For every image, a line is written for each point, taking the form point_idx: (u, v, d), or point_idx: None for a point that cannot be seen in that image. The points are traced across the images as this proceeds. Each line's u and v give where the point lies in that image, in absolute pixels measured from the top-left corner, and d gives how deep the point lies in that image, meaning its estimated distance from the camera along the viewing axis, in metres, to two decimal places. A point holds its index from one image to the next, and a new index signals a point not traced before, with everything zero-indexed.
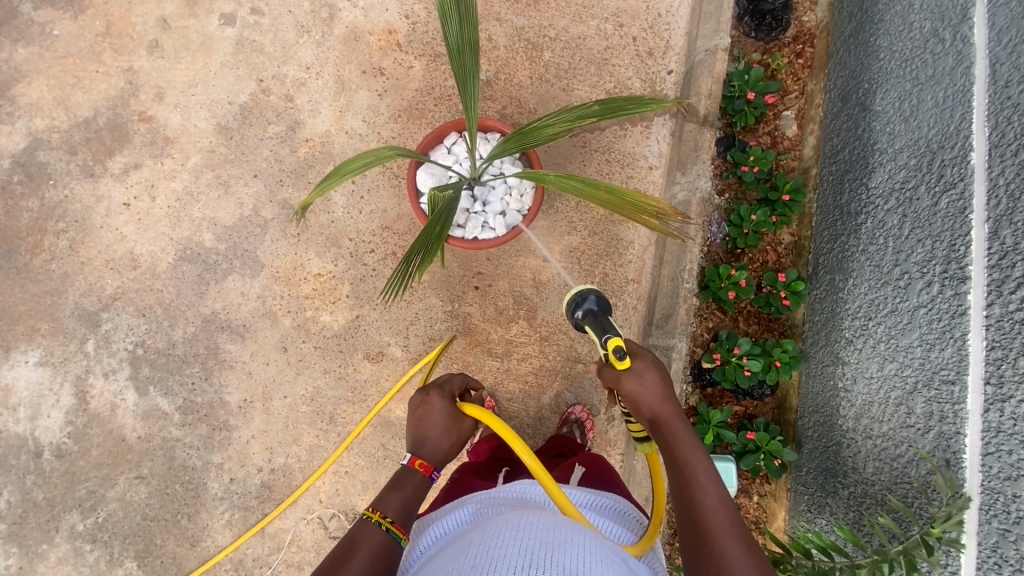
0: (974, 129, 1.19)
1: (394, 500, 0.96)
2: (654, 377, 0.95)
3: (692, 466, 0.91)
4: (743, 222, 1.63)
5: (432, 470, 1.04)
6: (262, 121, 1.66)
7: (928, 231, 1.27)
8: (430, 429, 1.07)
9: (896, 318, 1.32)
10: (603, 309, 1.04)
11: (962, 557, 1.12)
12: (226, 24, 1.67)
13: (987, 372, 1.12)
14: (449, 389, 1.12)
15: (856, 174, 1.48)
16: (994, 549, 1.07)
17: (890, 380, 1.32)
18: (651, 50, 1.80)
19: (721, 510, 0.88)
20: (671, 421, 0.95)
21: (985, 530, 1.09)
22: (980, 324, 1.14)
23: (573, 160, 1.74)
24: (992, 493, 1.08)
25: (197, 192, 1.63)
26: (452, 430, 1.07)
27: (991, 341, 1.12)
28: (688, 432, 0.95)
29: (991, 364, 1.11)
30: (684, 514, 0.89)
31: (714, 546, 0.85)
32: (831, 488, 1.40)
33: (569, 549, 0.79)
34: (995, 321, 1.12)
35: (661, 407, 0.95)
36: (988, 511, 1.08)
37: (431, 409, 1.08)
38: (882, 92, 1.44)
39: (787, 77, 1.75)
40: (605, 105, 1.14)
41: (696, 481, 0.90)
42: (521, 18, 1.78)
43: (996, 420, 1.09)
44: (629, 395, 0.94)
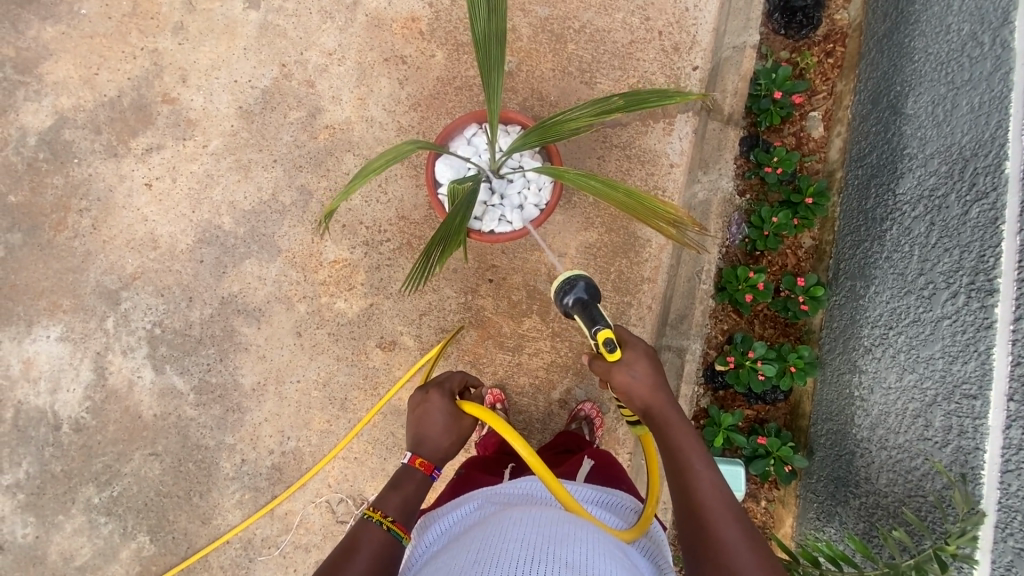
0: (1010, 137, 1.16)
1: (395, 499, 0.97)
2: (644, 368, 0.94)
3: (689, 456, 0.90)
4: (764, 224, 1.60)
5: (433, 469, 1.04)
6: (283, 106, 1.66)
7: (956, 240, 1.24)
8: (432, 424, 1.07)
9: (917, 328, 1.29)
10: (592, 297, 1.03)
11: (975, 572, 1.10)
12: (251, 7, 1.68)
13: (1011, 387, 1.10)
14: (449, 387, 1.12)
15: (883, 179, 1.45)
16: (1008, 568, 1.06)
17: (908, 391, 1.29)
18: (677, 45, 1.76)
19: (718, 498, 0.88)
20: (664, 411, 0.94)
21: (999, 549, 1.07)
22: (1006, 339, 1.11)
23: (593, 155, 1.72)
24: (1010, 512, 1.07)
25: (217, 175, 1.64)
26: (454, 429, 1.07)
27: (1017, 356, 1.09)
28: (683, 423, 0.94)
29: (1015, 380, 1.09)
30: (681, 505, 0.89)
31: (714, 536, 0.84)
32: (842, 496, 1.39)
33: (571, 543, 0.79)
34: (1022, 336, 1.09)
35: (653, 397, 0.94)
36: (1005, 530, 1.07)
37: (431, 407, 1.09)
38: (915, 96, 1.40)
39: (816, 77, 1.71)
40: (629, 100, 1.12)
41: (693, 471, 0.89)
42: (545, 8, 1.76)
43: (1018, 437, 1.07)
44: (620, 388, 0.94)
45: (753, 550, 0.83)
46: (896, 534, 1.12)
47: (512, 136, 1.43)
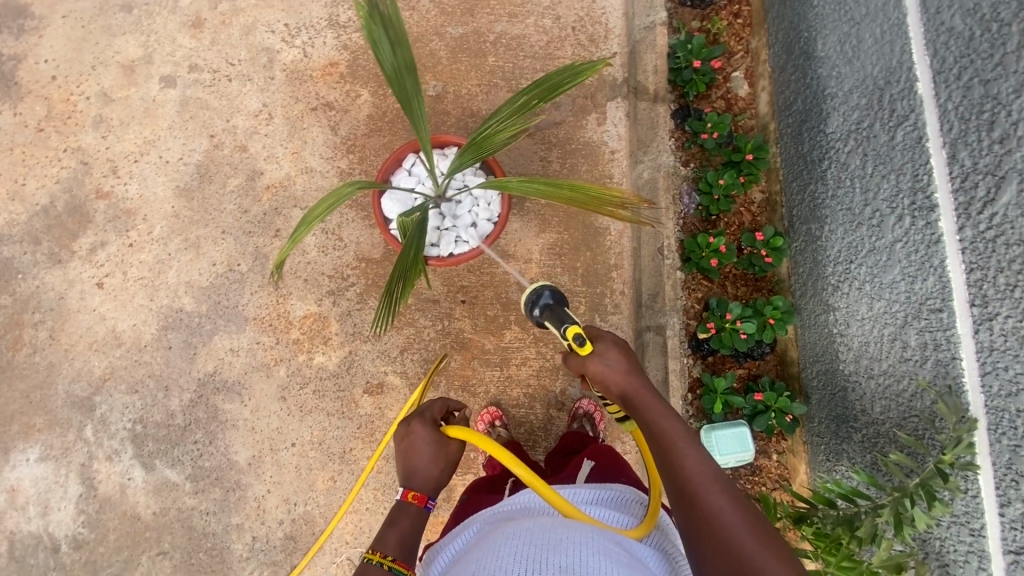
0: (915, 60, 1.19)
1: (393, 537, 0.96)
2: (616, 355, 0.95)
3: (668, 433, 0.90)
4: (713, 188, 1.66)
5: (427, 499, 1.03)
6: (220, 175, 1.66)
7: (891, 165, 1.26)
8: (417, 455, 1.06)
9: (876, 257, 1.30)
10: (559, 302, 1.05)
11: (980, 479, 1.02)
12: (168, 86, 1.72)
13: (971, 293, 1.06)
14: (431, 415, 1.11)
15: (812, 122, 1.55)
16: (1009, 467, 0.98)
17: (881, 318, 1.29)
18: (592, 37, 1.81)
19: (704, 470, 0.87)
20: (641, 394, 0.94)
21: (997, 450, 1.00)
22: (956, 250, 1.09)
23: (536, 158, 1.74)
24: (997, 412, 1.00)
25: (168, 258, 1.61)
26: (440, 455, 1.06)
27: (969, 263, 1.06)
28: (659, 402, 0.93)
29: (973, 286, 1.05)
30: (670, 485, 0.89)
31: (701, 508, 0.84)
32: (845, 433, 1.39)
33: (567, 547, 0.79)
34: (969, 244, 1.06)
35: (628, 381, 0.94)
36: (997, 430, 1.00)
37: (416, 438, 1.07)
38: (822, 38, 1.51)
39: (730, 39, 1.89)
40: (542, 89, 1.13)
41: (675, 449, 0.89)
42: (458, 28, 1.80)
43: (988, 339, 1.02)
44: (599, 378, 0.94)
45: (740, 513, 0.83)
46: (894, 455, 1.08)
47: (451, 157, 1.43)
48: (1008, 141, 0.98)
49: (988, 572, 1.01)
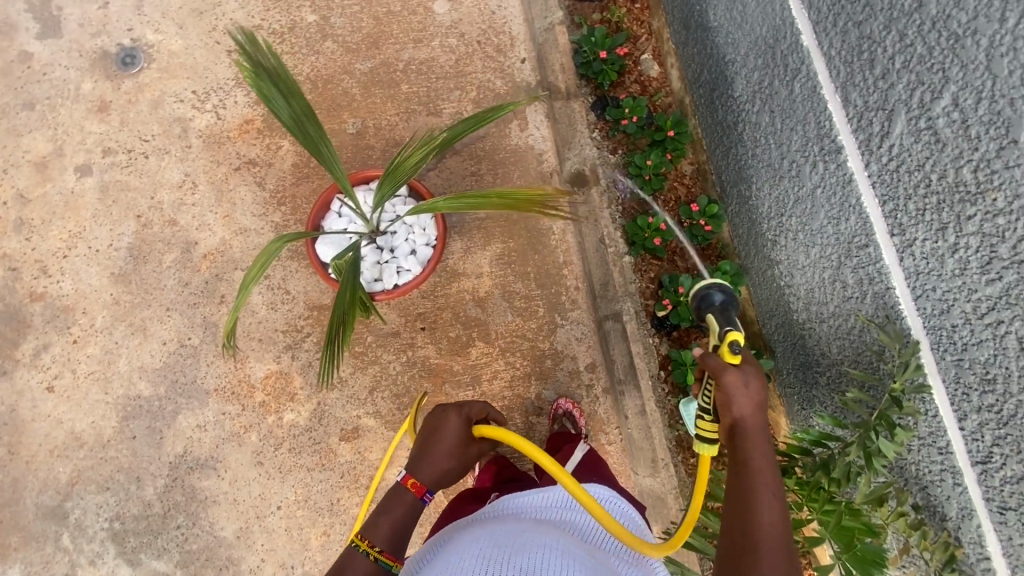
0: (795, 15, 1.24)
1: (384, 526, 1.01)
2: (757, 383, 0.91)
3: (762, 487, 0.88)
4: (643, 169, 1.71)
5: (425, 492, 1.07)
6: (154, 254, 1.63)
7: (796, 117, 1.31)
8: (437, 443, 1.11)
9: (801, 206, 1.34)
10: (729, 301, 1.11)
11: (935, 397, 1.04)
12: (85, 175, 1.69)
13: (889, 224, 1.09)
14: (469, 412, 1.15)
15: (721, 89, 1.61)
16: (959, 382, 0.99)
17: (819, 263, 1.32)
18: (499, 47, 1.84)
19: (775, 533, 0.85)
20: (758, 436, 0.90)
21: (945, 368, 1.01)
22: (868, 186, 1.12)
23: (468, 173, 1.76)
24: (937, 330, 1.02)
25: (116, 347, 1.57)
26: (456, 453, 1.11)
27: (881, 195, 1.10)
28: (768, 457, 0.90)
29: (890, 217, 1.08)
30: (733, 527, 0.87)
31: (753, 565, 0.82)
32: (813, 379, 1.42)
33: (528, 551, 0.81)
34: (877, 178, 1.10)
35: (754, 417, 0.90)
36: (940, 348, 1.02)
37: (445, 428, 1.12)
38: (712, 9, 1.58)
39: (632, 24, 1.96)
40: (470, 120, 1.18)
41: (760, 504, 0.87)
42: (366, 63, 1.81)
43: (913, 264, 1.05)
44: (726, 389, 0.90)
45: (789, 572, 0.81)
46: (850, 393, 1.10)
47: (370, 192, 1.42)
48: (888, 74, 1.02)
49: (964, 485, 1.02)
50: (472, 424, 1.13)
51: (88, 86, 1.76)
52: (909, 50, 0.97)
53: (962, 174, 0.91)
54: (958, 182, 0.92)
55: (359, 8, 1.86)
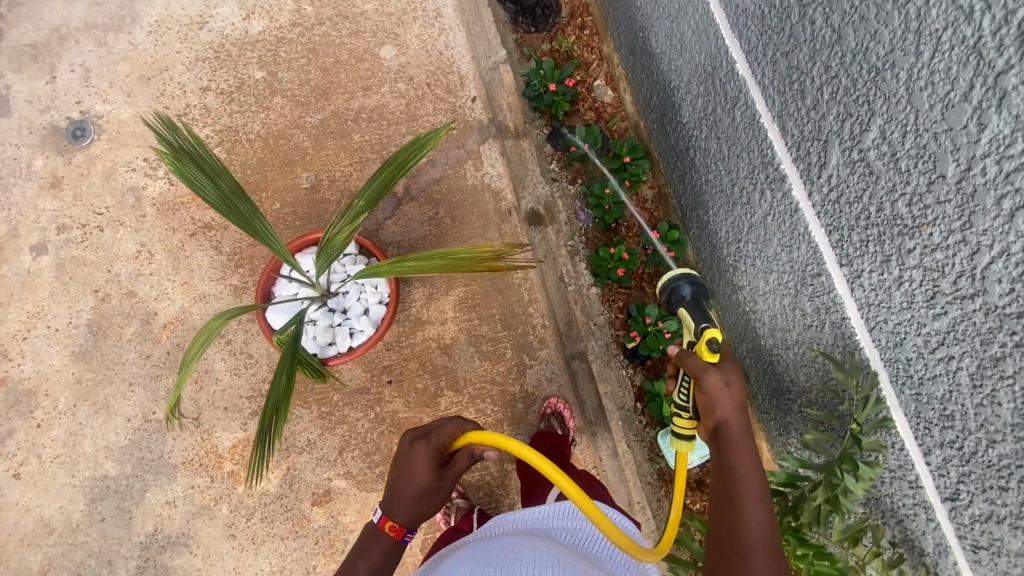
0: (728, 44, 1.22)
1: (364, 565, 1.03)
2: (736, 380, 0.96)
3: (746, 484, 0.90)
4: (602, 199, 1.67)
5: (403, 531, 1.05)
6: (114, 328, 1.61)
7: (740, 144, 1.29)
8: (413, 479, 1.04)
9: (756, 232, 1.32)
10: (696, 293, 1.13)
11: (899, 431, 1.01)
12: (40, 253, 1.67)
13: (838, 253, 1.06)
14: (439, 440, 1.06)
15: (670, 115, 1.59)
16: (920, 417, 0.96)
17: (779, 289, 1.29)
18: (449, 88, 1.83)
19: (762, 530, 0.87)
20: (738, 435, 0.94)
21: (905, 401, 0.98)
22: (814, 215, 1.10)
23: (426, 218, 1.73)
24: (894, 363, 0.99)
25: (80, 428, 1.54)
26: (435, 488, 1.05)
27: (827, 225, 1.07)
28: (751, 455, 0.94)
29: (837, 247, 1.05)
30: (718, 524, 0.90)
31: (740, 560, 0.85)
32: (786, 406, 1.38)
33: (514, 563, 0.94)
34: (821, 208, 1.07)
35: (734, 417, 0.95)
36: (898, 381, 0.99)
37: (415, 461, 1.05)
38: (654, 35, 1.55)
39: (583, 49, 1.94)
40: (393, 165, 1.15)
41: (745, 500, 0.89)
42: (316, 115, 1.80)
43: (864, 295, 1.02)
44: (707, 389, 0.95)
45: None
46: (809, 435, 1.07)
47: (312, 256, 1.39)
48: (819, 105, 1.00)
49: (936, 521, 0.98)
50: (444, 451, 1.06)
51: (39, 162, 1.75)
52: (835, 81, 0.95)
53: (898, 207, 0.89)
54: (894, 215, 0.90)
55: (306, 61, 1.85)
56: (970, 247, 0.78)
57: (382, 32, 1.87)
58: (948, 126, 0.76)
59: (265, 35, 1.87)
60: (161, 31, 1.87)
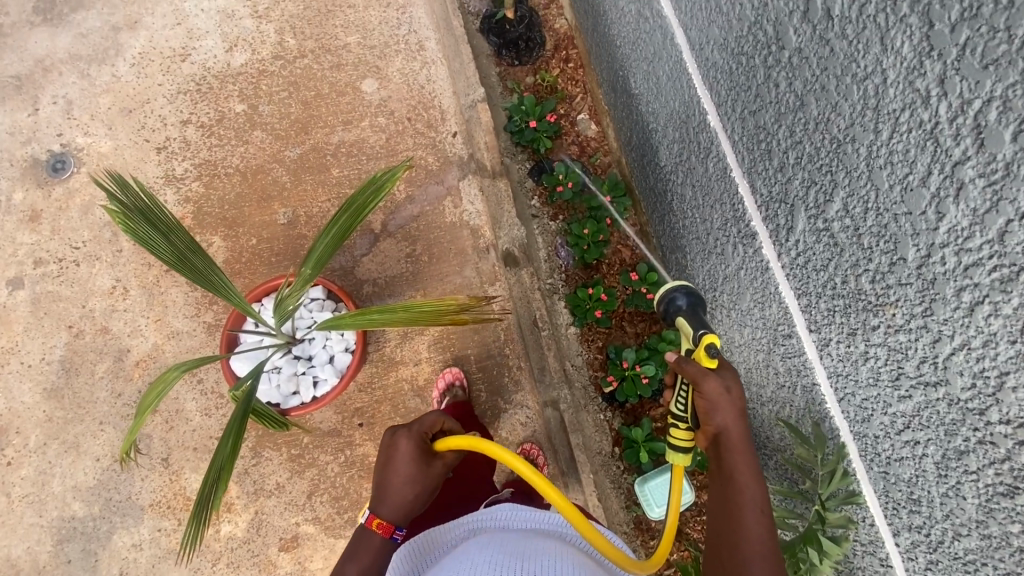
0: (700, 94, 1.19)
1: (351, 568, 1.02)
2: (737, 387, 0.92)
3: (747, 496, 0.89)
4: (581, 238, 1.70)
5: (393, 529, 1.05)
6: (87, 365, 1.60)
7: (714, 195, 1.25)
8: (396, 474, 1.05)
9: (730, 284, 1.28)
10: (694, 304, 1.04)
11: (867, 508, 0.97)
12: (16, 287, 1.66)
13: (807, 318, 1.03)
14: (419, 429, 1.08)
15: (649, 157, 1.57)
16: (888, 496, 0.92)
17: (752, 344, 1.25)
18: (429, 123, 1.82)
19: (762, 541, 0.87)
20: (738, 444, 0.92)
21: (873, 477, 0.94)
22: (784, 276, 1.06)
23: (402, 255, 1.71)
24: (862, 437, 0.95)
25: (49, 467, 1.53)
26: (421, 479, 1.05)
27: (797, 289, 1.03)
28: (752, 463, 0.91)
29: (806, 312, 1.02)
30: (719, 533, 0.90)
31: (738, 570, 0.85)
32: (762, 460, 1.33)
33: (539, 560, 0.84)
34: (790, 270, 1.03)
35: (734, 427, 0.91)
36: (867, 456, 0.95)
37: (398, 454, 1.05)
38: (633, 75, 1.53)
39: (567, 83, 1.94)
40: (351, 210, 1.14)
41: (745, 512, 0.88)
42: (296, 149, 1.79)
43: (832, 366, 0.98)
44: (708, 398, 0.91)
45: None
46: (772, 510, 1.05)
47: (271, 305, 1.38)
48: (785, 168, 0.96)
49: None
50: (426, 441, 1.08)
51: (19, 195, 1.75)
52: (800, 147, 0.91)
53: (862, 283, 0.85)
54: (859, 290, 0.86)
55: (287, 94, 1.84)
56: (931, 334, 0.75)
57: (364, 65, 1.87)
58: (908, 209, 0.73)
59: (246, 68, 1.87)
60: (143, 64, 1.87)
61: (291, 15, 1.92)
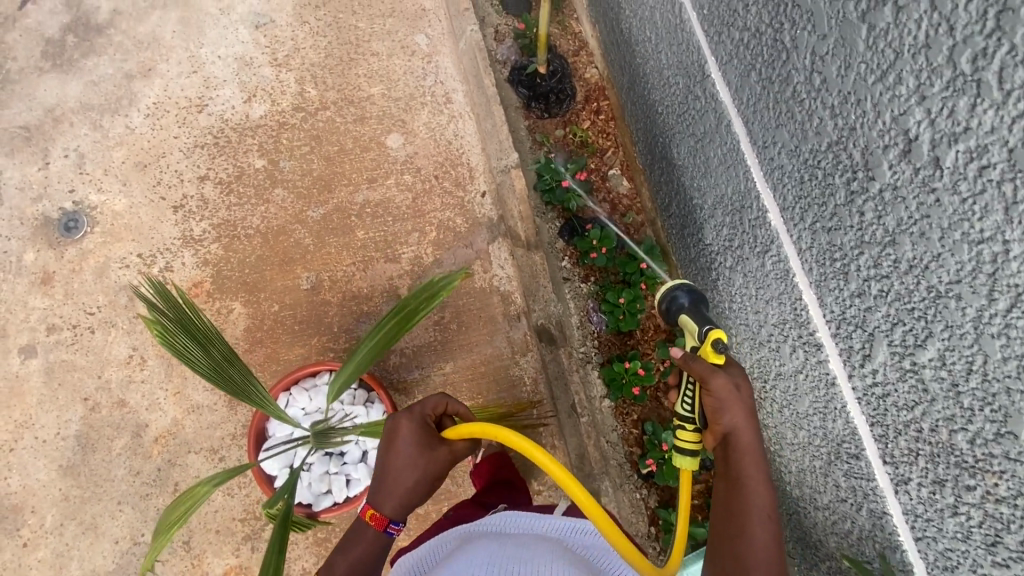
0: (760, 190, 1.13)
1: (343, 562, 0.97)
2: (744, 387, 0.96)
3: (754, 500, 0.90)
4: (616, 307, 1.61)
5: (387, 523, 1.00)
6: (104, 440, 1.54)
7: (770, 291, 1.19)
8: (394, 455, 1.00)
9: (784, 382, 1.22)
10: (695, 303, 1.12)
11: None
12: (29, 356, 1.59)
13: (880, 446, 0.97)
14: (422, 412, 1.04)
15: (691, 230, 1.50)
16: None
17: (808, 447, 1.19)
18: (457, 182, 1.76)
19: (768, 549, 0.86)
20: (745, 446, 0.94)
21: None
22: (853, 397, 1.00)
23: (430, 323, 1.65)
24: None
25: (67, 549, 1.48)
26: (418, 462, 0.99)
27: (869, 414, 0.97)
28: (758, 467, 0.93)
29: (880, 440, 0.96)
30: (723, 536, 0.90)
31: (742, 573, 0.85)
32: (813, 562, 1.27)
33: None
34: (862, 394, 0.97)
35: (742, 428, 0.94)
36: None
37: (399, 434, 1.01)
38: (676, 145, 1.46)
39: (598, 135, 1.86)
40: (397, 315, 1.13)
41: (751, 515, 0.89)
42: (319, 208, 1.72)
43: (909, 503, 0.92)
44: (716, 394, 0.94)
45: None
46: None
47: (301, 395, 1.31)
48: (865, 295, 0.90)
49: None
50: (428, 426, 1.03)
51: (30, 256, 1.67)
52: (885, 281, 0.85)
53: (957, 439, 0.79)
54: (952, 445, 0.80)
55: (309, 149, 1.77)
56: None
57: (389, 119, 1.80)
58: None
59: (266, 120, 1.79)
60: (158, 114, 1.79)
61: (312, 63, 1.84)
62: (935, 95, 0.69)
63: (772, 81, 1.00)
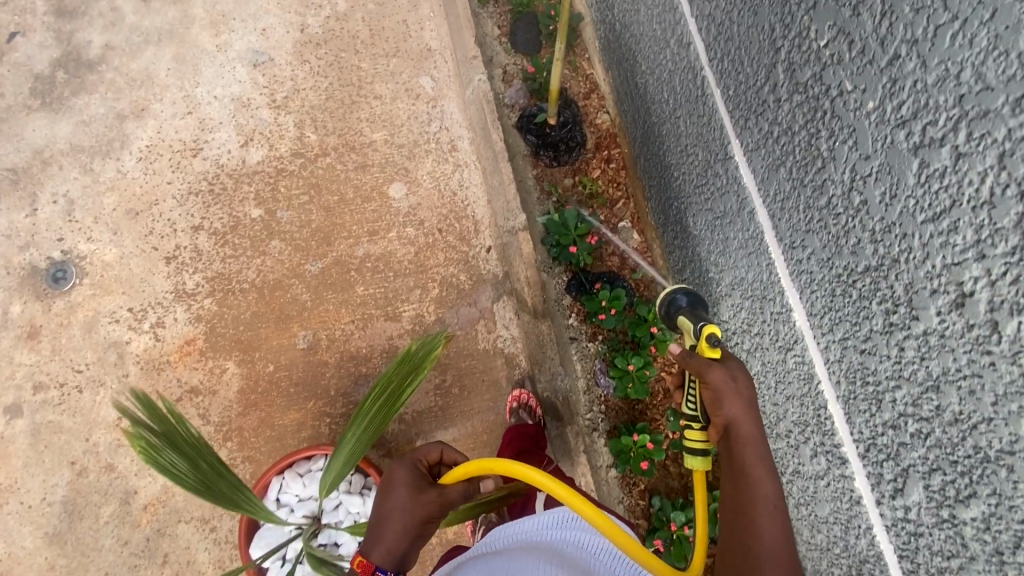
0: (785, 286, 1.06)
1: None
2: (743, 374, 0.88)
3: (761, 492, 0.82)
4: (626, 375, 1.52)
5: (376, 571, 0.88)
6: (91, 507, 1.48)
7: (791, 389, 1.12)
8: (389, 497, 0.93)
9: (802, 482, 1.15)
10: (694, 304, 1.08)
11: None
12: (14, 416, 1.53)
13: None
14: (420, 458, 0.99)
15: (706, 301, 1.43)
16: None
17: (827, 554, 1.12)
18: (462, 236, 1.70)
19: (779, 543, 0.79)
20: (750, 438, 0.86)
21: None
22: (881, 522, 0.94)
23: (430, 386, 1.60)
24: None
25: None
26: (412, 506, 0.91)
27: (898, 546, 0.91)
28: (764, 456, 0.85)
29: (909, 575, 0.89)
30: (731, 530, 0.83)
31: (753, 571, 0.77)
32: None
33: None
34: (892, 524, 0.91)
35: (745, 419, 0.86)
36: None
37: (394, 481, 0.95)
38: (693, 214, 1.39)
39: (608, 185, 1.77)
40: (386, 395, 1.11)
41: (758, 508, 0.81)
42: (317, 263, 1.65)
43: None
44: (713, 386, 0.87)
45: None
46: None
47: (292, 480, 1.26)
48: (899, 429, 0.83)
49: None
50: (422, 470, 0.97)
51: (15, 308, 1.60)
52: (925, 423, 0.78)
53: None
54: None
55: (307, 198, 1.70)
56: None
57: (391, 167, 1.73)
58: None
59: (263, 166, 1.72)
60: (151, 158, 1.72)
61: (312, 105, 1.77)
62: (997, 257, 0.62)
63: (804, 184, 0.93)
